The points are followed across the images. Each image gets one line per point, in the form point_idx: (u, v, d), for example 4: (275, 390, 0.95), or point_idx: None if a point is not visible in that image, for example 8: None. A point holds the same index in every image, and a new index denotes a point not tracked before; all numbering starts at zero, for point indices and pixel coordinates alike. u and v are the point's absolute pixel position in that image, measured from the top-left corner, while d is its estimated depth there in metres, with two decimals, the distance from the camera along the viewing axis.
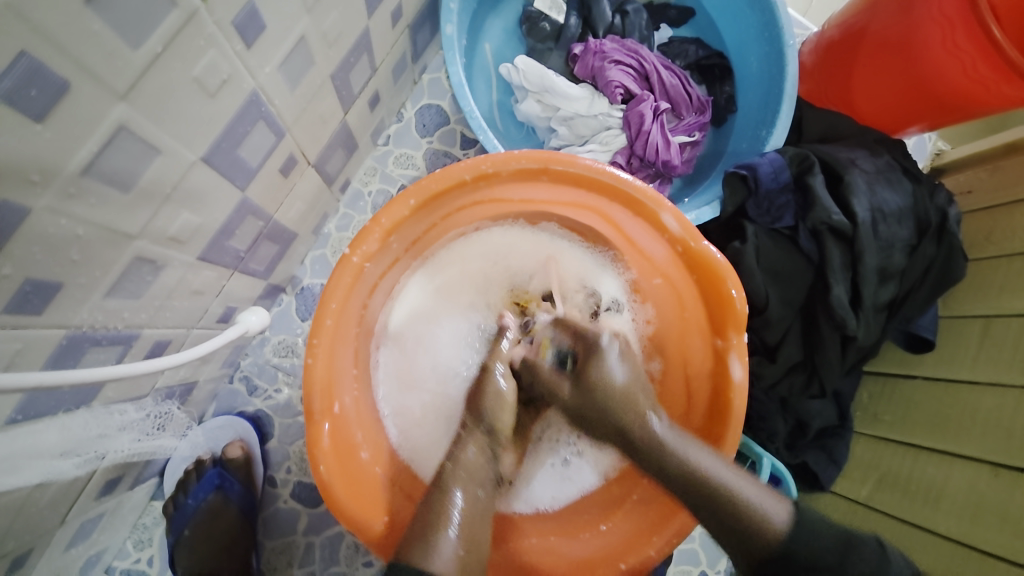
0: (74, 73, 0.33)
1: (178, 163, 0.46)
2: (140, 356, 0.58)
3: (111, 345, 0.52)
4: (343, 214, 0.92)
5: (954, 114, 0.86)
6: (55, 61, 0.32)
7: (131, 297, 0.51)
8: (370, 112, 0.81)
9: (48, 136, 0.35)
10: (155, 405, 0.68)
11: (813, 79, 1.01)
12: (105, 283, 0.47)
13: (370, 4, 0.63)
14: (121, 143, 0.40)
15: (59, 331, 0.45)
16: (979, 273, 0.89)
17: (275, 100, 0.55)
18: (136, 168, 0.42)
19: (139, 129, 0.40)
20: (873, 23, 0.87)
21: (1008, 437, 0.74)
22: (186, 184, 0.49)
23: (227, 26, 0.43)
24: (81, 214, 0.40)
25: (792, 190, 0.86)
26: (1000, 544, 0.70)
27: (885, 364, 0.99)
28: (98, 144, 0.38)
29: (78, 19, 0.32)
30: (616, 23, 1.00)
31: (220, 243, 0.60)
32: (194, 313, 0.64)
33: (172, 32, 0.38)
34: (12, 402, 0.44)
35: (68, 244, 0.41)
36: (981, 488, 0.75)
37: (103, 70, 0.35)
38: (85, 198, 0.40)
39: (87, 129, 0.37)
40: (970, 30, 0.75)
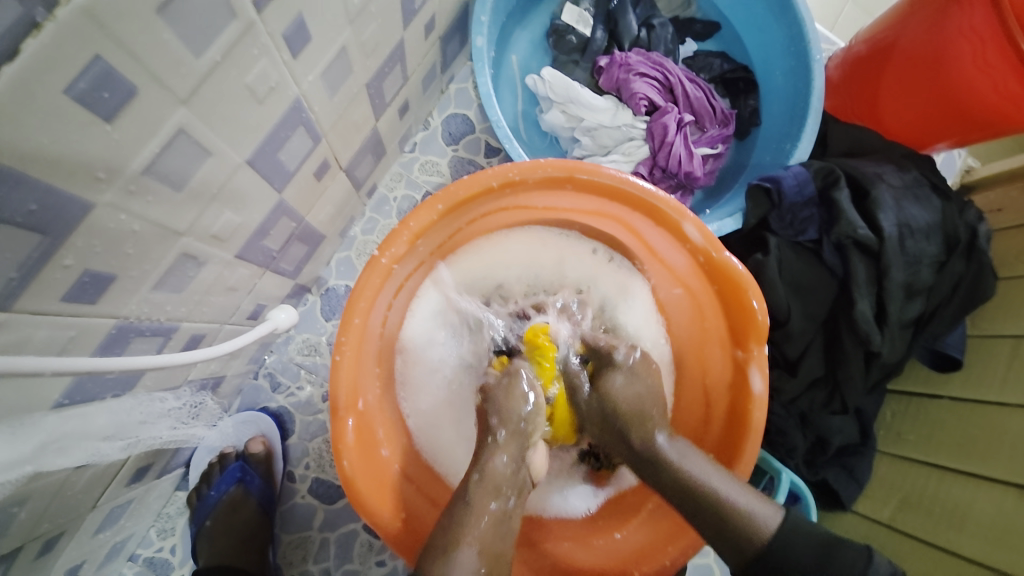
0: (142, 78, 0.36)
1: (226, 165, 0.49)
2: (178, 348, 0.60)
3: (154, 336, 0.55)
4: (369, 217, 0.94)
5: (983, 132, 0.85)
6: (127, 67, 0.35)
7: (174, 291, 0.54)
8: (399, 119, 0.84)
9: (115, 136, 0.37)
10: (191, 395, 0.71)
11: (838, 93, 1.01)
12: (153, 276, 0.49)
13: (407, 16, 0.66)
14: (177, 145, 0.42)
15: (109, 321, 0.48)
16: (1008, 293, 0.87)
17: (315, 107, 0.57)
18: (188, 169, 0.45)
19: (194, 132, 0.43)
20: (901, 38, 0.87)
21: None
22: (231, 185, 0.51)
23: (279, 37, 0.45)
24: (138, 211, 0.43)
25: (817, 204, 0.85)
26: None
27: (911, 383, 0.97)
28: (157, 145, 0.40)
29: (150, 29, 0.34)
30: (641, 36, 1.02)
31: (256, 242, 0.63)
32: (228, 309, 0.66)
33: (230, 43, 0.41)
34: (63, 386, 0.46)
35: (125, 238, 0.43)
36: (1007, 512, 0.73)
37: (168, 76, 0.38)
38: (142, 196, 0.42)
39: (149, 131, 0.39)
40: (1002, 46, 0.75)
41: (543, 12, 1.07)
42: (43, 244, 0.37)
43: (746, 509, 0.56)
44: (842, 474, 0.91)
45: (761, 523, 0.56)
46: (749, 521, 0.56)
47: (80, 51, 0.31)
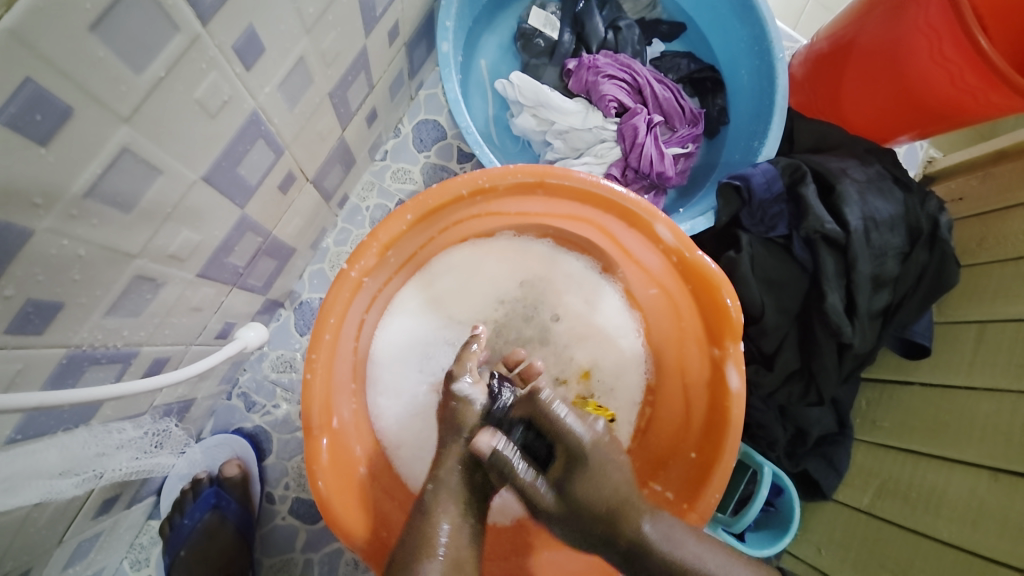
0: (78, 98, 0.34)
1: (179, 182, 0.47)
2: (140, 373, 0.58)
3: (111, 363, 0.53)
4: (341, 228, 0.93)
5: (943, 122, 0.88)
6: (60, 87, 0.33)
7: (130, 315, 0.51)
8: (367, 128, 0.83)
9: (52, 159, 0.35)
10: (154, 423, 0.68)
11: (803, 91, 1.03)
12: (107, 300, 0.47)
13: (368, 23, 0.65)
14: (123, 164, 0.40)
15: (60, 350, 0.45)
16: (971, 279, 0.90)
17: (274, 119, 0.56)
18: (137, 188, 0.43)
19: (141, 150, 0.41)
20: (861, 35, 0.89)
21: (1005, 442, 0.75)
22: (187, 203, 0.50)
23: (228, 50, 0.44)
24: (85, 234, 0.41)
25: (786, 202, 0.87)
26: (1000, 550, 0.70)
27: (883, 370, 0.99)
28: (101, 165, 0.39)
29: (85, 47, 0.33)
30: (609, 38, 1.02)
31: (220, 259, 0.61)
32: (193, 329, 0.64)
33: (175, 57, 0.39)
34: (13, 421, 0.44)
35: (72, 263, 0.41)
36: (980, 494, 0.75)
37: (107, 95, 0.36)
38: (88, 219, 0.41)
39: (90, 152, 0.37)
40: (956, 42, 0.77)
41: (510, 16, 1.07)
42: None
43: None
44: (821, 463, 0.93)
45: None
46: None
47: (2, 73, 0.29)
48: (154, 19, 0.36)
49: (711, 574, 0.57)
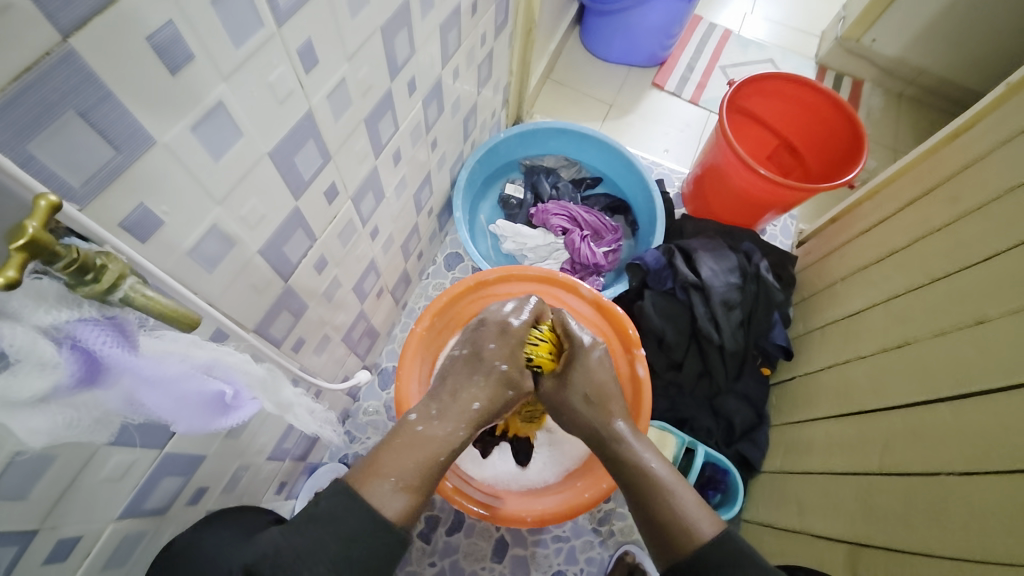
0: (256, 281, 0.47)
1: (321, 293, 0.61)
2: (253, 471, 0.63)
3: (221, 487, 0.57)
4: (389, 349, 0.95)
5: (783, 205, 0.97)
6: (240, 288, 0.45)
7: (245, 445, 0.57)
8: (420, 259, 0.96)
9: (245, 316, 0.48)
10: (269, 499, 0.72)
11: (687, 202, 1.15)
12: (312, 343, 0.65)
13: (420, 126, 0.70)
14: (278, 307, 0.53)
15: (203, 470, 0.51)
16: (832, 288, 0.87)
17: (375, 252, 0.73)
18: (288, 314, 0.56)
19: (302, 282, 0.55)
20: (704, 158, 1.06)
21: (972, 363, 0.56)
22: (325, 304, 0.63)
23: (360, 198, 0.60)
24: (311, 308, 0.60)
25: (721, 244, 0.93)
26: (879, 537, 0.59)
27: (781, 403, 0.88)
28: (268, 309, 0.51)
29: (246, 270, 0.45)
30: (563, 192, 1.09)
31: (354, 333, 0.77)
32: (286, 448, 0.69)
33: (341, 208, 0.57)
34: (150, 536, 0.48)
35: (305, 322, 0.60)
36: (867, 491, 0.63)
37: (254, 296, 0.48)
38: (314, 301, 0.60)
39: (268, 286, 0.49)
40: (749, 169, 0.92)
41: (495, 190, 1.12)
42: (156, 455, 0.43)
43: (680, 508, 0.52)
44: None
45: (696, 525, 0.51)
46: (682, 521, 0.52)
47: (263, 222, 0.44)
48: (306, 229, 0.52)
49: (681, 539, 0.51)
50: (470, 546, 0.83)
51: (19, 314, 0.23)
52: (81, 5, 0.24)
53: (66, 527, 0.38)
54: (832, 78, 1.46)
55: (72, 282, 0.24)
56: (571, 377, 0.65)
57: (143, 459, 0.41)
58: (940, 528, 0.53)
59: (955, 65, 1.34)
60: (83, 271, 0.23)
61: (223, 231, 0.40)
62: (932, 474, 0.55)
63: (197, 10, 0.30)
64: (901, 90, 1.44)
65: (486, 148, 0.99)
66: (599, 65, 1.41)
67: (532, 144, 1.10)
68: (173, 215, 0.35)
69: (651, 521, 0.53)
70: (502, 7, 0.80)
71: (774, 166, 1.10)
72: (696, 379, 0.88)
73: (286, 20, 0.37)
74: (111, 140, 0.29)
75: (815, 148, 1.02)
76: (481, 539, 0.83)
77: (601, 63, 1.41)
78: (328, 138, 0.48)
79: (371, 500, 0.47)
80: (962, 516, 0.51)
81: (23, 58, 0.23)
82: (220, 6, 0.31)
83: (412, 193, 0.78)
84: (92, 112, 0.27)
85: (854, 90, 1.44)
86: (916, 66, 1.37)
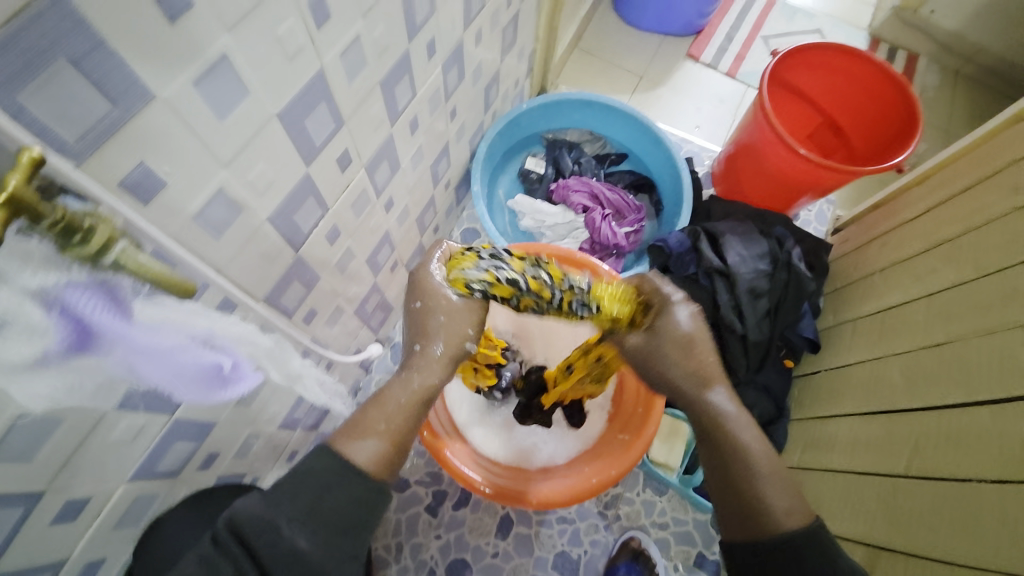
0: (265, 250, 0.46)
1: (333, 264, 0.59)
2: (265, 438, 0.63)
3: (233, 453, 0.57)
4: (403, 323, 0.95)
5: (820, 188, 0.91)
6: (249, 257, 0.44)
7: (256, 413, 0.57)
8: (436, 232, 0.93)
9: (255, 285, 0.47)
10: (280, 465, 0.73)
11: (717, 182, 1.09)
12: (325, 314, 0.64)
13: (439, 92, 0.66)
14: (289, 277, 0.52)
15: (214, 437, 0.52)
16: (869, 280, 0.82)
17: (390, 223, 0.71)
18: (300, 285, 0.55)
19: (314, 253, 0.54)
20: (739, 134, 0.99)
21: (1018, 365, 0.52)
22: (337, 275, 0.62)
23: (374, 167, 0.58)
24: (324, 279, 0.59)
25: (751, 228, 0.88)
26: (900, 541, 0.57)
27: (803, 397, 0.85)
28: (278, 279, 0.50)
29: (255, 238, 0.43)
30: (587, 168, 1.05)
31: (367, 305, 0.76)
32: (297, 417, 0.70)
33: (354, 176, 0.55)
34: (162, 498, 0.49)
35: (317, 293, 0.59)
36: (891, 493, 0.60)
37: (264, 265, 0.47)
38: (327, 272, 0.59)
39: (279, 256, 0.48)
40: (788, 147, 0.86)
41: (516, 164, 1.09)
42: (166, 421, 0.42)
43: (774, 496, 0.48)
44: None
45: (783, 507, 0.48)
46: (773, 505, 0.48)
47: (272, 189, 0.43)
48: (318, 198, 0.50)
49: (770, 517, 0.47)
50: (476, 521, 0.83)
51: (5, 275, 0.22)
52: None
53: (77, 488, 0.38)
54: (884, 51, 1.35)
55: (60, 243, 0.22)
56: (661, 327, 0.56)
57: (153, 425, 0.41)
58: (967, 537, 0.50)
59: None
60: (70, 232, 0.22)
61: (230, 195, 0.38)
62: (963, 481, 0.53)
63: None
64: (960, 67, 1.33)
65: (508, 119, 0.95)
66: (631, 33, 1.34)
67: (555, 117, 1.05)
68: (176, 177, 0.33)
69: (739, 500, 0.49)
70: None
71: (814, 145, 1.03)
72: None
73: None
74: (106, 93, 0.27)
75: (862, 127, 0.95)
76: (487, 515, 0.84)
77: (633, 31, 1.34)
78: (341, 101, 0.46)
79: (347, 452, 0.45)
80: (993, 527, 0.48)
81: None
82: None
83: (429, 163, 0.75)
84: (84, 62, 0.25)
85: (907, 65, 1.33)
86: (978, 40, 1.26)
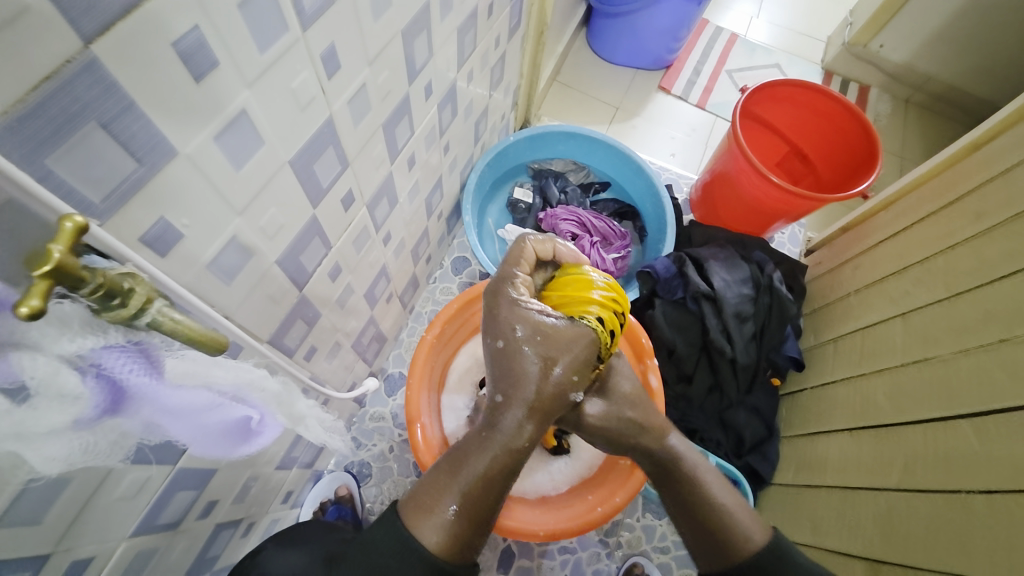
0: (271, 292, 0.45)
1: (333, 302, 0.59)
2: (262, 483, 0.62)
3: (231, 501, 0.55)
4: (397, 353, 0.94)
5: (791, 213, 0.97)
6: (256, 300, 0.44)
7: (255, 457, 0.56)
8: (428, 262, 0.94)
9: (260, 328, 0.46)
10: (275, 508, 0.70)
11: (697, 208, 1.14)
12: (324, 350, 0.63)
13: (434, 131, 0.68)
14: (292, 318, 0.51)
15: (215, 484, 0.50)
16: (846, 300, 0.87)
17: (387, 258, 0.71)
18: (302, 325, 0.54)
19: (315, 291, 0.54)
20: (715, 163, 1.05)
21: (998, 381, 0.56)
22: (335, 313, 0.62)
23: (373, 205, 0.59)
24: (324, 316, 0.59)
25: (732, 252, 0.92)
26: (898, 555, 0.59)
27: (792, 414, 0.88)
28: (282, 322, 0.50)
29: (262, 282, 0.43)
30: (572, 197, 1.08)
31: (362, 339, 0.76)
32: (293, 458, 0.68)
33: (355, 216, 0.55)
34: (161, 554, 0.47)
35: (317, 331, 0.59)
36: (885, 508, 0.63)
37: (269, 308, 0.46)
38: (328, 309, 0.59)
39: (283, 297, 0.48)
40: (761, 176, 0.91)
41: (503, 194, 1.11)
42: (170, 472, 0.41)
43: (731, 515, 0.56)
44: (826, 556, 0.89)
45: (746, 528, 0.55)
46: (730, 522, 0.55)
47: (280, 233, 0.43)
48: (321, 238, 0.50)
49: (730, 539, 0.54)
50: (477, 556, 0.82)
51: (41, 344, 0.22)
52: (104, 11, 0.23)
53: (78, 550, 0.36)
54: (839, 83, 1.46)
55: (97, 307, 0.22)
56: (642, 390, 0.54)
57: (158, 477, 0.40)
58: (962, 548, 0.53)
59: (962, 72, 1.34)
60: (110, 297, 0.22)
61: (242, 241, 0.38)
62: (955, 494, 0.55)
63: (223, 16, 0.28)
64: (908, 97, 1.44)
65: (496, 151, 0.98)
66: (607, 67, 1.40)
67: (541, 148, 1.09)
68: (193, 229, 0.33)
69: (701, 521, 0.57)
70: (516, 9, 0.79)
71: (783, 172, 1.10)
72: (707, 391, 0.87)
73: (312, 24, 0.35)
74: (133, 151, 0.27)
75: (827, 155, 1.01)
76: (487, 549, 0.82)
77: (608, 65, 1.40)
78: (347, 144, 0.47)
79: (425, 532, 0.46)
80: (986, 539, 0.51)
81: (42, 66, 0.22)
82: (246, 8, 0.29)
83: (423, 197, 0.76)
84: (114, 123, 0.25)
85: (860, 96, 1.44)
86: (922, 74, 1.38)
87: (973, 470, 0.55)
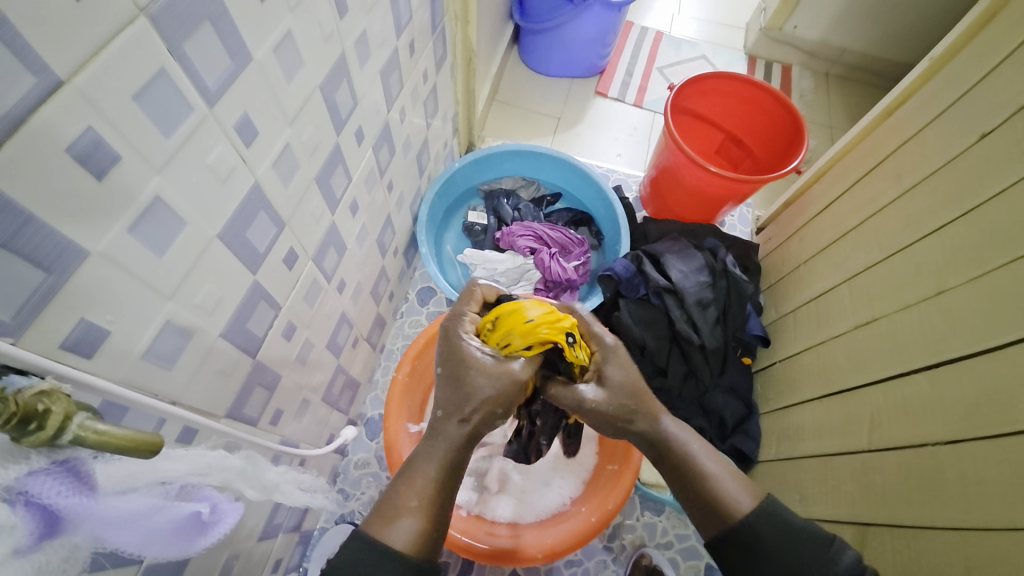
0: (221, 366, 0.44)
1: (293, 361, 0.58)
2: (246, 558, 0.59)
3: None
4: (374, 395, 0.93)
5: (734, 198, 1.00)
6: (205, 377, 0.43)
7: (233, 534, 0.54)
8: (392, 298, 0.94)
9: (215, 404, 0.45)
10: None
11: (648, 205, 1.17)
12: (290, 411, 0.62)
13: (373, 173, 0.69)
14: (249, 386, 0.50)
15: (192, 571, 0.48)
16: (798, 271, 0.90)
17: (345, 305, 0.71)
18: (262, 389, 0.53)
19: (272, 354, 0.53)
20: (657, 159, 1.08)
21: (940, 331, 0.59)
22: (297, 371, 0.61)
23: (319, 258, 0.58)
24: (285, 376, 0.58)
25: (686, 244, 0.95)
26: (883, 514, 0.61)
27: (767, 389, 0.90)
28: (238, 392, 0.49)
29: (209, 358, 0.42)
30: (526, 211, 1.09)
31: (333, 390, 0.75)
32: (277, 524, 0.66)
33: (301, 272, 0.55)
34: None
35: (280, 393, 0.58)
36: (863, 469, 0.65)
37: (221, 381, 0.45)
38: (288, 368, 0.58)
39: (235, 369, 0.47)
40: (699, 167, 0.95)
41: (458, 220, 1.12)
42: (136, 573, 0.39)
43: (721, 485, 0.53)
44: None
45: (736, 499, 0.52)
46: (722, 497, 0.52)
47: (220, 307, 0.42)
48: (267, 301, 0.49)
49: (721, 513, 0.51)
50: None
51: None
52: None
53: None
54: (762, 66, 1.53)
55: (15, 435, 0.23)
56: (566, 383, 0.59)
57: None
58: (937, 498, 0.55)
59: (871, 42, 1.43)
60: (26, 421, 0.23)
61: (179, 323, 0.38)
62: (921, 447, 0.58)
63: (118, 111, 0.28)
64: (827, 71, 1.52)
65: (442, 179, 0.99)
66: (542, 80, 1.43)
67: (488, 169, 1.10)
68: (120, 323, 0.33)
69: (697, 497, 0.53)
70: (439, 42, 0.81)
71: (723, 159, 1.14)
72: (682, 380, 0.89)
73: (218, 99, 0.35)
74: (40, 262, 0.27)
75: (759, 138, 1.06)
76: None
77: (544, 78, 1.44)
78: (279, 206, 0.47)
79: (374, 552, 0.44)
80: (958, 484, 0.53)
81: None
82: (142, 99, 0.29)
83: (374, 239, 0.76)
84: (14, 240, 0.25)
85: (784, 77, 1.51)
86: (836, 49, 1.46)
87: (937, 420, 0.57)
